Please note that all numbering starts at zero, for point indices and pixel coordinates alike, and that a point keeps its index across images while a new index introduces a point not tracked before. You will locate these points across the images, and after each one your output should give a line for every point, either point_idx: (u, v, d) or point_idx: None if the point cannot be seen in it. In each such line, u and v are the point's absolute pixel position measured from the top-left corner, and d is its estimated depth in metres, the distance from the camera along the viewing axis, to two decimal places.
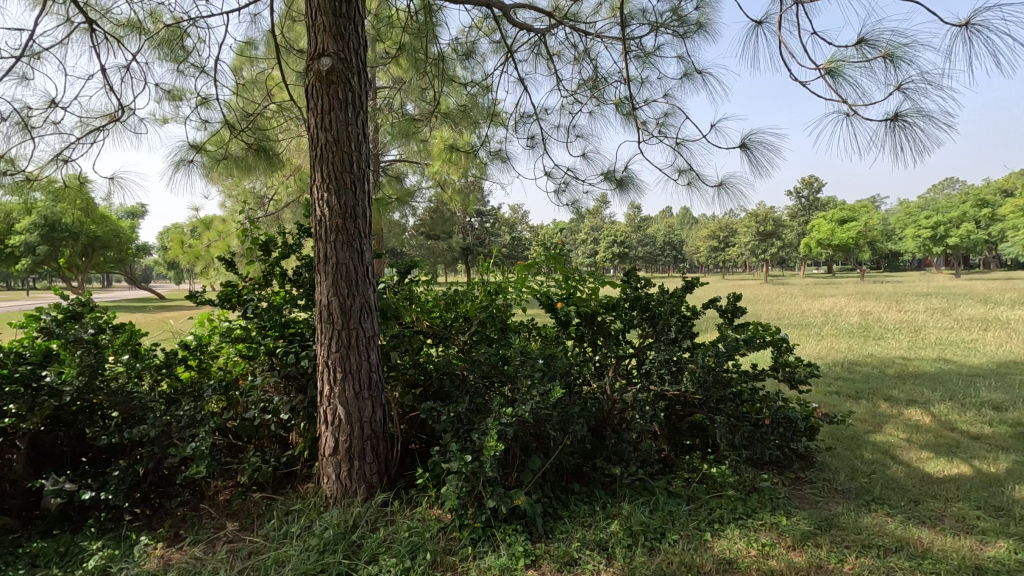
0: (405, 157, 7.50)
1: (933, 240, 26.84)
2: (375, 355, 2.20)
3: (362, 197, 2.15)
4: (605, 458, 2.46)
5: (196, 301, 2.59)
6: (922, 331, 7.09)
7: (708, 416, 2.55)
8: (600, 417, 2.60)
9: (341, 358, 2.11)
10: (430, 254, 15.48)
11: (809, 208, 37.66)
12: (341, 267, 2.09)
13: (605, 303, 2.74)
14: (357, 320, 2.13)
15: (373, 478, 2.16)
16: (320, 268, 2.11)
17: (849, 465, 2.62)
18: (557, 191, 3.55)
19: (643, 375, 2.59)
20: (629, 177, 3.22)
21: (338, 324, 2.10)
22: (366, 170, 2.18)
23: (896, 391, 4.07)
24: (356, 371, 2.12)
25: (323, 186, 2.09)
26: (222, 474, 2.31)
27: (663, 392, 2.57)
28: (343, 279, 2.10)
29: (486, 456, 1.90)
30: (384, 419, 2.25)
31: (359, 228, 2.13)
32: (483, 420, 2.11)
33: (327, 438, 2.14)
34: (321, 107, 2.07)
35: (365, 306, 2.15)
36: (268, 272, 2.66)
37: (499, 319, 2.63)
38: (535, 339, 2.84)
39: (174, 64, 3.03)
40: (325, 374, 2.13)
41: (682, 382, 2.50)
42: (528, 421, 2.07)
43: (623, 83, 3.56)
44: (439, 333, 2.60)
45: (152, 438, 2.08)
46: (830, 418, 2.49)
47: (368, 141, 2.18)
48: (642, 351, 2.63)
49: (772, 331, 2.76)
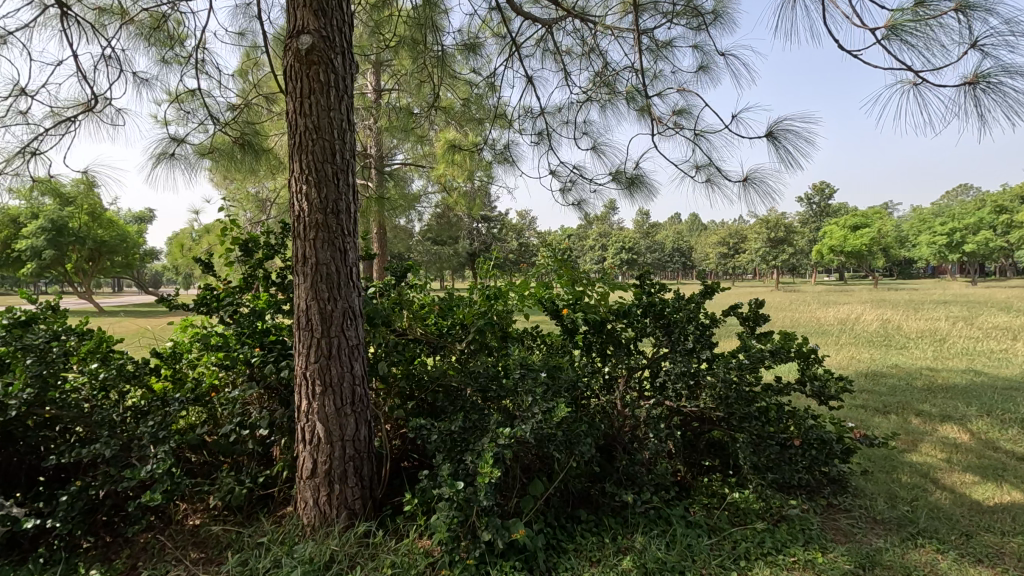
0: (409, 162, 7.34)
1: (949, 247, 26.31)
2: (359, 366, 1.98)
3: (346, 191, 1.93)
4: (614, 482, 2.22)
5: (170, 306, 2.37)
6: (948, 341, 6.76)
7: (729, 435, 2.30)
8: (610, 435, 2.36)
9: (320, 369, 1.89)
10: (436, 259, 15.32)
11: (821, 215, 37.26)
12: (321, 268, 1.87)
13: (615, 309, 2.52)
14: (339, 327, 1.91)
15: (356, 504, 1.93)
16: (298, 269, 1.90)
17: (887, 490, 2.36)
18: (562, 192, 3.33)
19: (657, 390, 2.37)
20: (640, 176, 3.00)
21: (317, 332, 1.88)
22: (352, 161, 1.97)
23: (928, 405, 3.79)
24: (338, 385, 1.90)
25: (301, 178, 1.88)
26: (191, 497, 2.10)
27: (679, 409, 2.35)
28: (324, 282, 1.88)
29: (479, 483, 1.67)
30: (369, 437, 2.02)
31: (342, 225, 1.91)
32: (479, 440, 1.88)
33: (305, 459, 1.92)
34: (300, 90, 1.87)
35: (349, 313, 1.94)
36: (249, 274, 2.49)
37: (499, 327, 2.42)
38: (539, 349, 2.62)
39: (157, 54, 2.86)
40: (303, 388, 1.91)
41: (700, 398, 2.30)
42: (530, 442, 1.83)
43: (635, 76, 3.34)
44: (433, 343, 2.38)
45: (108, 458, 1.87)
46: (869, 439, 2.23)
47: (353, 129, 1.97)
48: (655, 363, 2.42)
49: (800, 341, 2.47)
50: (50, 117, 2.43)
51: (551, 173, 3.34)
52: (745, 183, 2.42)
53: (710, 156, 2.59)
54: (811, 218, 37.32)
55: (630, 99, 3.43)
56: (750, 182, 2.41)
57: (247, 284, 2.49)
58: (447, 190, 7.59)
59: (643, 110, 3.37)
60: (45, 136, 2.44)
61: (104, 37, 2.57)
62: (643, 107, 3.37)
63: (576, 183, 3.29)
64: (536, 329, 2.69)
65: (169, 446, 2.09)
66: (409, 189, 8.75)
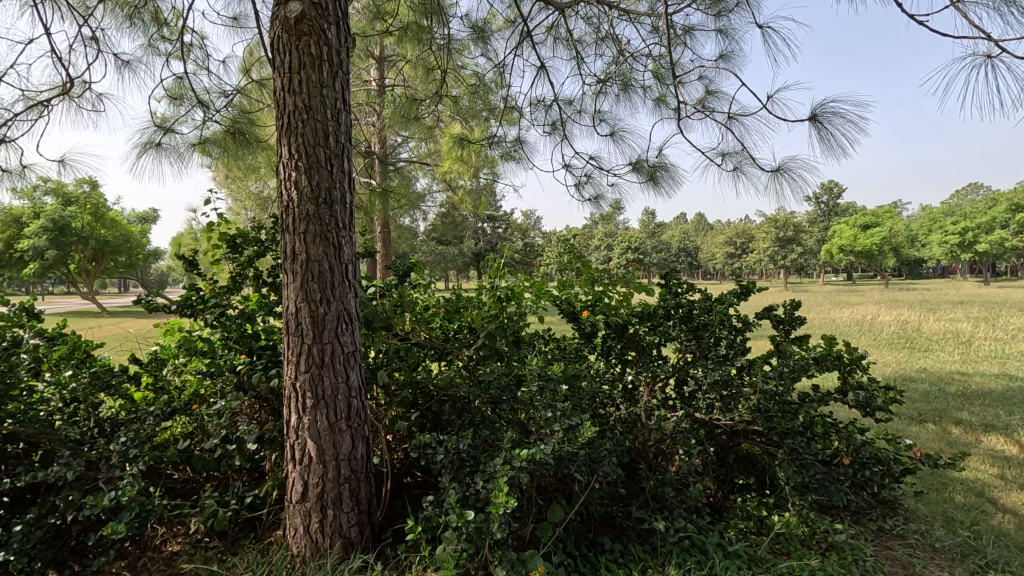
0: (414, 159, 7.13)
1: (962, 246, 25.90)
2: (355, 376, 1.76)
3: (341, 178, 1.72)
4: (641, 503, 2.00)
5: (149, 308, 2.16)
6: (974, 343, 6.49)
7: (767, 451, 2.08)
8: (634, 451, 2.14)
9: (311, 380, 1.67)
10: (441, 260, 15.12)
11: (828, 214, 36.88)
12: (312, 266, 1.66)
13: (638, 311, 2.31)
14: (334, 332, 1.69)
15: (352, 532, 1.71)
16: (287, 266, 1.69)
17: (941, 512, 2.13)
18: (578, 184, 3.11)
19: (685, 401, 2.15)
20: (662, 166, 2.77)
21: (308, 337, 1.67)
22: (348, 145, 1.75)
23: (966, 413, 3.55)
24: (331, 398, 1.69)
25: (290, 163, 1.66)
26: (171, 521, 1.88)
27: (711, 422, 2.12)
28: (317, 281, 1.66)
29: (493, 513, 1.45)
30: (367, 454, 1.81)
31: (336, 217, 1.69)
32: (491, 460, 1.66)
33: (295, 480, 1.70)
34: (289, 64, 1.65)
35: (345, 315, 1.72)
36: (238, 273, 2.28)
37: (511, 330, 2.20)
38: (553, 355, 2.41)
39: (142, 36, 2.65)
40: (292, 399, 1.70)
41: (735, 410, 2.07)
42: (549, 463, 1.61)
43: (654, 63, 3.12)
44: (438, 348, 2.16)
45: (72, 480, 1.65)
46: (930, 461, 1.95)
47: (348, 109, 1.75)
48: (683, 370, 2.20)
49: (848, 347, 2.22)
50: (22, 101, 2.23)
51: (565, 166, 3.12)
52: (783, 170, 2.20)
53: (741, 142, 2.37)
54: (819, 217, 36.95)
55: (649, 86, 3.21)
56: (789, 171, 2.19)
57: (235, 284, 2.28)
58: (452, 188, 7.38)
59: (663, 98, 3.14)
60: (16, 121, 2.24)
61: (83, 16, 2.37)
62: (663, 94, 3.15)
63: (592, 175, 3.07)
64: (550, 333, 2.48)
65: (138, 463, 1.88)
66: (414, 188, 8.56)
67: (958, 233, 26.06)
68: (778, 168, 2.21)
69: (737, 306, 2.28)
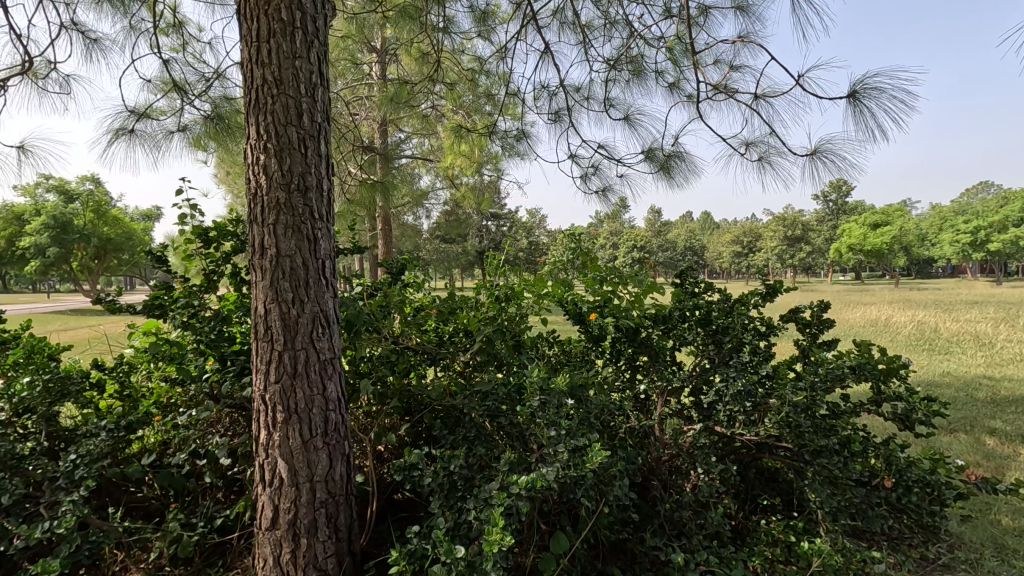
0: (415, 156, 6.94)
1: (974, 245, 25.50)
2: (334, 386, 1.56)
3: (317, 163, 1.51)
4: (655, 527, 1.79)
5: (112, 309, 1.96)
6: (997, 344, 6.23)
7: (796, 469, 1.86)
8: (646, 467, 1.93)
9: (282, 391, 1.47)
10: (444, 258, 14.93)
11: (837, 213, 36.44)
12: (284, 262, 1.46)
13: (652, 313, 2.10)
14: (308, 337, 1.49)
15: (328, 563, 1.51)
16: (256, 262, 1.49)
17: (991, 538, 1.91)
18: (584, 176, 2.90)
19: (704, 412, 1.94)
20: (677, 156, 2.57)
21: (278, 342, 1.47)
22: (325, 125, 1.55)
23: (1001, 421, 3.32)
24: (305, 412, 1.48)
25: (258, 145, 1.46)
26: (131, 546, 1.69)
27: (733, 437, 1.91)
28: (289, 280, 1.46)
29: (485, 550, 1.24)
30: (347, 474, 1.60)
31: (311, 206, 1.49)
32: (486, 484, 1.45)
33: (265, 504, 1.50)
34: (257, 32, 1.45)
35: (321, 318, 1.52)
36: (213, 270, 2.08)
37: (511, 334, 2.00)
38: (557, 360, 2.21)
39: (116, 14, 2.46)
40: (261, 413, 1.50)
41: (761, 424, 1.86)
42: (552, 489, 1.40)
43: (668, 45, 2.91)
44: (432, 352, 1.96)
45: (11, 505, 1.46)
46: (986, 482, 1.73)
47: (326, 83, 1.54)
48: (700, 378, 1.99)
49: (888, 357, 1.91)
50: None
51: (571, 156, 2.92)
52: (815, 158, 1.99)
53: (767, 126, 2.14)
54: (828, 216, 36.50)
55: (663, 72, 3.00)
56: (820, 158, 1.97)
57: (209, 282, 2.07)
58: (454, 186, 7.18)
59: (677, 84, 2.93)
60: None
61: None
62: (678, 80, 2.94)
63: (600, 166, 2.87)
64: (555, 337, 2.28)
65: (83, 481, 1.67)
66: (416, 185, 8.37)
67: (971, 232, 25.64)
68: (810, 156, 2.00)
69: (762, 307, 2.07)
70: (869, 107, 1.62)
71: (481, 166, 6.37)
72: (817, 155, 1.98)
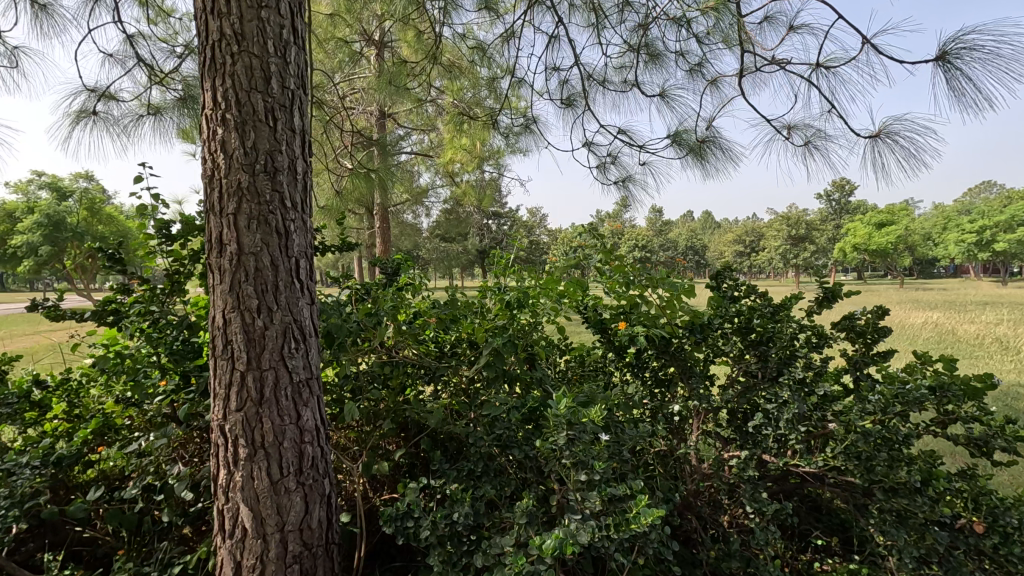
0: (415, 151, 6.69)
1: (978, 245, 25.30)
2: (310, 412, 1.28)
3: (289, 139, 1.23)
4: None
5: (54, 316, 1.64)
6: (1019, 347, 5.99)
7: (858, 505, 1.59)
8: (681, 502, 1.66)
9: (245, 420, 1.19)
10: (444, 258, 14.70)
11: (840, 212, 36.21)
12: (246, 262, 1.17)
13: (686, 321, 1.82)
14: (278, 353, 1.21)
15: None
16: (214, 261, 1.20)
17: None
18: (600, 166, 2.62)
19: (749, 438, 1.67)
20: (708, 142, 2.30)
21: (241, 361, 1.19)
22: (300, 94, 1.26)
23: None
24: (274, 446, 1.20)
25: (214, 117, 1.17)
26: None
27: (783, 467, 1.63)
28: (253, 284, 1.18)
29: None
30: (328, 517, 1.32)
31: (281, 192, 1.21)
32: (498, 536, 1.17)
33: (225, 560, 1.22)
34: None
35: (295, 330, 1.24)
36: (179, 272, 1.79)
37: (523, 345, 1.73)
38: (574, 374, 1.94)
39: None
40: (220, 448, 1.21)
41: (818, 453, 1.58)
42: (580, 548, 1.12)
43: (693, 21, 2.63)
44: (431, 365, 1.67)
45: None
46: None
47: (300, 43, 1.26)
48: (743, 397, 1.72)
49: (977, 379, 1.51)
50: None
51: (586, 144, 2.64)
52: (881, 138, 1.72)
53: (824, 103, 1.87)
54: (830, 216, 36.24)
55: (685, 53, 2.72)
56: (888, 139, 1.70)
57: (174, 285, 1.79)
58: (454, 183, 6.93)
59: (701, 67, 2.66)
60: None
61: None
62: (702, 62, 2.66)
63: (619, 155, 2.59)
64: (571, 347, 2.00)
65: (9, 527, 1.38)
66: (416, 182, 8.14)
67: (976, 232, 25.35)
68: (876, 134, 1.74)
69: (817, 314, 1.72)
70: (964, 70, 1.34)
71: (482, 162, 6.11)
72: (884, 134, 1.71)
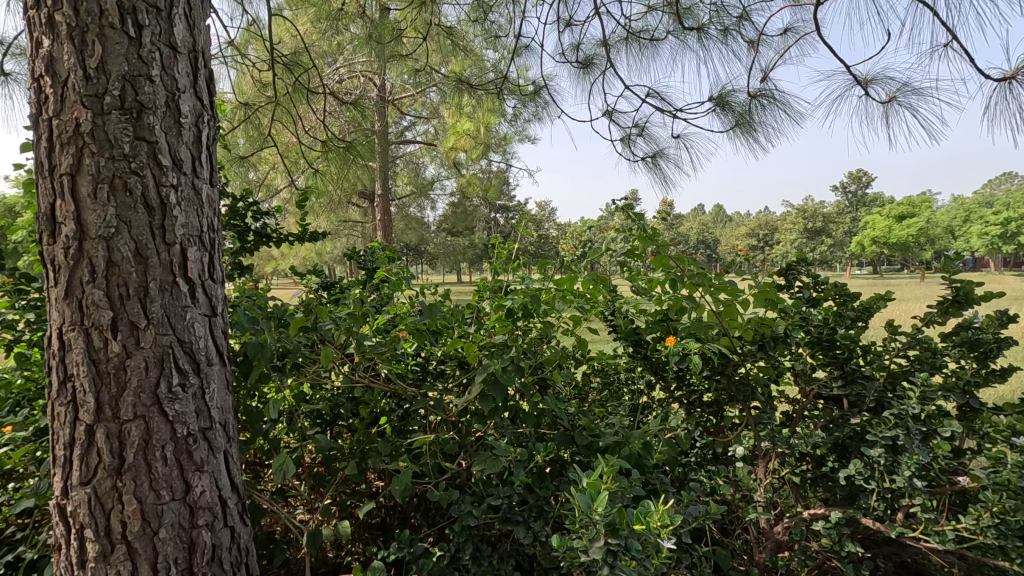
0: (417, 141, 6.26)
1: (1003, 238, 24.49)
2: (209, 478, 0.84)
3: (167, 60, 0.79)
4: None
5: None
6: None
7: None
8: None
9: (94, 499, 0.76)
10: (451, 253, 14.32)
11: (856, 205, 35.42)
12: (92, 251, 0.74)
13: (751, 334, 1.36)
14: (147, 393, 0.77)
15: None
16: (44, 250, 0.77)
17: None
18: (625, 138, 2.17)
19: (846, 494, 1.22)
20: (762, 102, 1.85)
21: (87, 406, 0.76)
22: None
23: None
24: (142, 539, 0.77)
25: (37, 23, 0.74)
26: None
27: (897, 541, 1.17)
28: (103, 287, 0.75)
29: None
30: None
31: (151, 140, 0.77)
32: None
33: None
34: None
35: (179, 357, 0.80)
36: None
37: (532, 366, 1.28)
38: (599, 399, 1.50)
39: None
40: (62, 542, 0.79)
41: (947, 522, 1.12)
42: None
43: None
44: (403, 394, 1.23)
45: None
46: None
47: None
48: (831, 436, 1.27)
49: None
50: None
51: (607, 111, 2.18)
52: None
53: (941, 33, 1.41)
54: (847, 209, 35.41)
55: None
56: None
57: None
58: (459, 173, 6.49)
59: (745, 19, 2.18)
60: None
61: None
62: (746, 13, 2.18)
63: (648, 123, 2.13)
64: (596, 365, 1.57)
65: None
66: (421, 173, 7.71)
67: (1001, 226, 24.51)
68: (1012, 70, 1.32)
69: (939, 325, 1.30)
70: None
71: (489, 150, 5.66)
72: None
